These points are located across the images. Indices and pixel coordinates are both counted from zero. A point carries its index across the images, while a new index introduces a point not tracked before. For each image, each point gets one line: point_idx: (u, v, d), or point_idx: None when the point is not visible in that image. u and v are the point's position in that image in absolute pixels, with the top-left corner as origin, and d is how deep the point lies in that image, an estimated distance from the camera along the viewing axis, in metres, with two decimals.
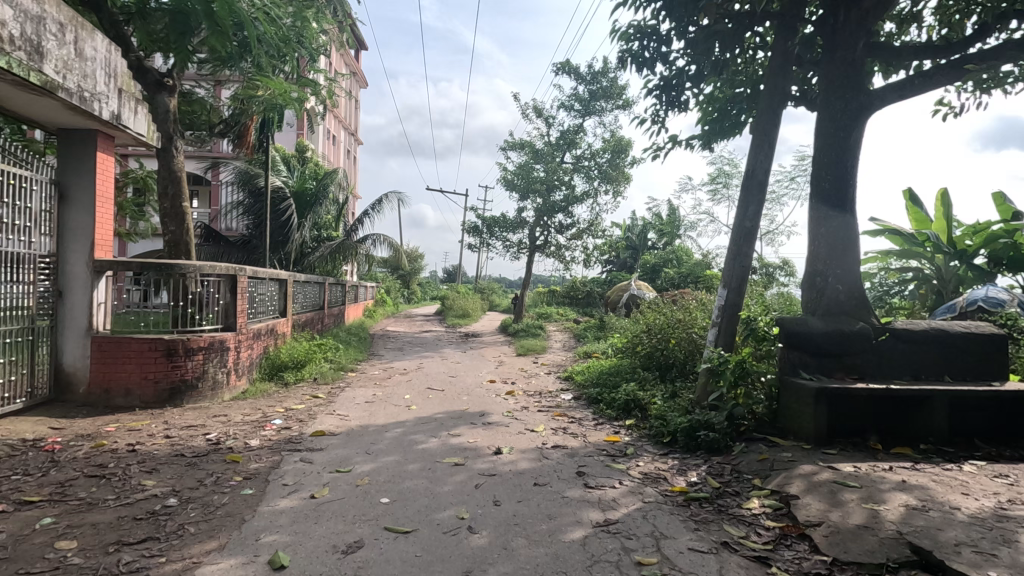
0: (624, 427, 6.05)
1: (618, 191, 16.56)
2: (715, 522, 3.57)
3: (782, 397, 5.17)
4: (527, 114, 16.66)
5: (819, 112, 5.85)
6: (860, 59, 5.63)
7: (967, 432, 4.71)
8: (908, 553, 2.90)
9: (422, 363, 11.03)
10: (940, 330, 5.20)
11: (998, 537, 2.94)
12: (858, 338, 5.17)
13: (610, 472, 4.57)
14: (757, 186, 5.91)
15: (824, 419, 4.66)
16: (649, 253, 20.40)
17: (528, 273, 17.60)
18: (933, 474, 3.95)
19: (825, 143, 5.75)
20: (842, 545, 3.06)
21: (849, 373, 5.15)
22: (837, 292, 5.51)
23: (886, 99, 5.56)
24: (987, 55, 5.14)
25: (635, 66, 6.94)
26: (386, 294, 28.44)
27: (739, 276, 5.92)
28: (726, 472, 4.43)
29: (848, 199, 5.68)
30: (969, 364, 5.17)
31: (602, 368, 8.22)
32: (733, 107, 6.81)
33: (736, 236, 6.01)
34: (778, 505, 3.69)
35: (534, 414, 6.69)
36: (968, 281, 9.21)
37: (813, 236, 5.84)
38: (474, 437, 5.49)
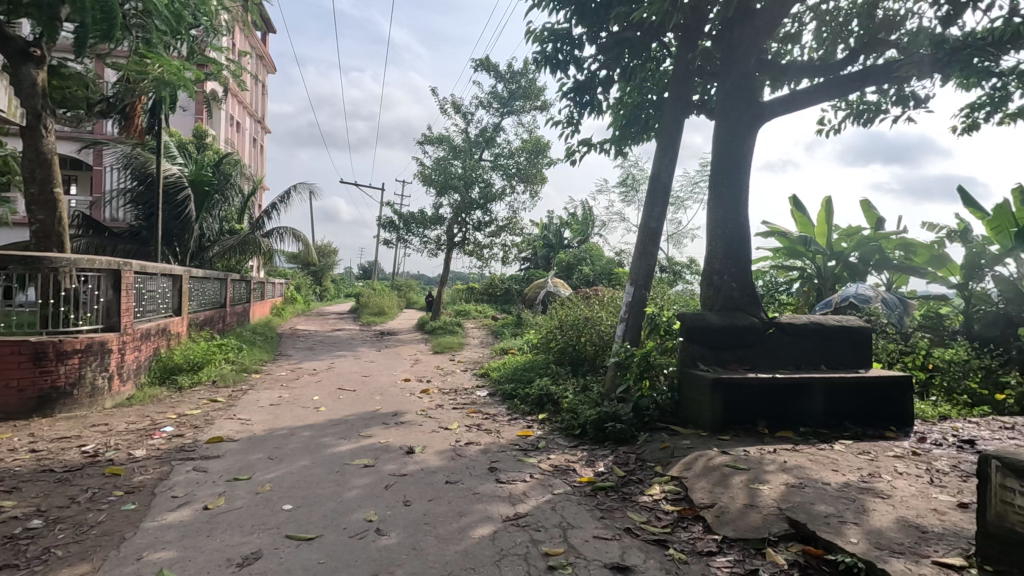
0: (537, 421, 6.18)
1: (535, 191, 16.81)
2: (619, 509, 3.73)
3: (683, 388, 5.49)
4: (446, 110, 16.47)
5: (717, 121, 6.26)
6: (752, 73, 6.10)
7: (839, 414, 5.25)
8: (787, 527, 3.18)
9: (334, 362, 10.64)
10: (819, 324, 5.73)
11: (859, 507, 3.30)
12: (749, 331, 5.59)
13: (523, 466, 4.64)
14: (662, 190, 6.23)
15: (719, 408, 5.02)
16: (565, 252, 20.91)
17: (446, 271, 17.46)
18: (809, 454, 4.37)
19: (723, 150, 6.18)
20: (731, 523, 3.30)
21: (742, 363, 5.57)
22: (731, 289, 5.94)
23: (774, 111, 6.06)
24: (857, 77, 5.73)
25: (549, 67, 7.07)
26: (296, 291, 27.07)
27: (646, 274, 6.21)
28: (631, 461, 4.65)
29: (741, 202, 6.13)
30: (843, 353, 5.73)
31: (517, 364, 8.33)
32: (641, 113, 7.11)
33: (643, 236, 6.29)
34: (677, 490, 3.93)
35: (449, 411, 6.65)
36: (842, 279, 10.24)
37: (711, 237, 6.25)
38: (386, 438, 5.36)
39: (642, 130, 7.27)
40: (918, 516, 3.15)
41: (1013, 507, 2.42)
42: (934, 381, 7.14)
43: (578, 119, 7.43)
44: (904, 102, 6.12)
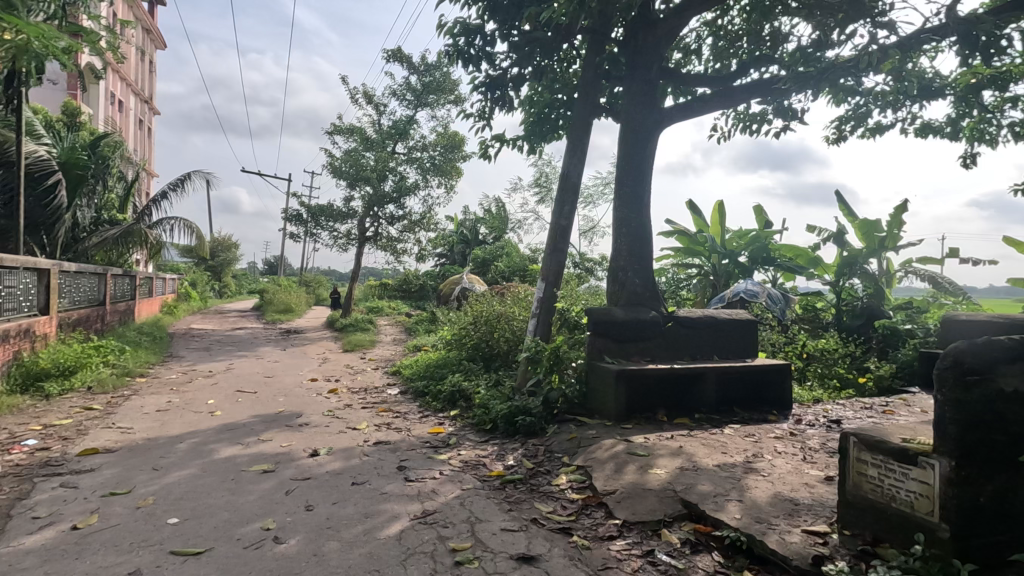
0: (448, 418, 6.15)
1: (450, 185, 16.67)
2: (526, 501, 3.81)
3: (589, 380, 5.69)
4: (357, 99, 15.90)
5: (622, 123, 6.53)
6: (653, 80, 6.45)
7: (729, 401, 5.68)
8: (680, 508, 3.39)
9: (233, 363, 9.96)
10: (712, 318, 6.15)
11: (744, 485, 3.59)
12: (650, 325, 5.89)
13: (432, 463, 4.60)
14: (571, 189, 6.41)
15: (622, 398, 5.26)
16: (481, 247, 20.94)
17: (358, 266, 16.89)
18: (702, 438, 4.69)
19: (628, 152, 6.46)
20: (631, 507, 3.47)
21: (644, 355, 5.87)
22: (635, 285, 6.23)
23: (673, 117, 6.42)
24: (747, 89, 6.20)
25: (462, 61, 7.03)
26: (192, 287, 25.05)
27: (555, 271, 6.36)
28: (539, 453, 4.76)
29: (644, 203, 6.45)
30: (733, 343, 6.20)
31: (430, 360, 8.24)
32: (551, 112, 7.27)
33: (554, 233, 6.44)
34: (582, 479, 4.07)
35: (358, 411, 6.45)
36: (734, 276, 11.05)
37: (616, 235, 6.51)
38: (289, 441, 5.10)
39: (553, 128, 7.42)
40: (792, 490, 3.48)
41: (867, 477, 2.74)
42: (809, 367, 7.93)
43: (491, 115, 7.45)
44: (785, 114, 6.71)
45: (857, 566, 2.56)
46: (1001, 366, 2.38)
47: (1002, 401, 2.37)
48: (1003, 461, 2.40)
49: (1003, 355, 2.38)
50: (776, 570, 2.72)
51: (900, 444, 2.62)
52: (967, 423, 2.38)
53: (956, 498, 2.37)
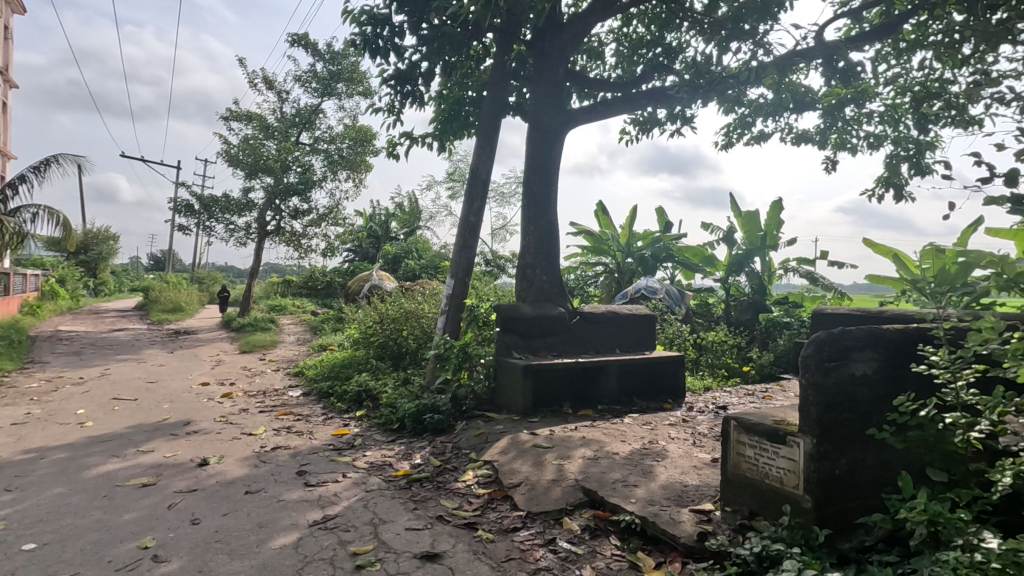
0: (354, 419, 5.96)
1: (359, 179, 16.10)
2: (432, 499, 3.79)
3: (498, 376, 5.75)
4: (256, 85, 14.90)
5: (530, 123, 6.66)
6: (560, 82, 6.62)
7: (629, 392, 5.98)
8: (581, 496, 3.53)
9: (110, 368, 9.01)
10: (614, 312, 6.43)
11: (640, 471, 3.80)
12: (557, 321, 6.07)
13: (335, 466, 4.43)
14: (480, 185, 6.44)
15: (529, 392, 5.39)
16: (391, 244, 20.42)
17: (257, 262, 15.88)
18: (604, 428, 4.90)
19: (535, 151, 6.60)
20: (535, 499, 3.56)
21: (550, 350, 6.03)
22: (542, 281, 6.39)
23: (578, 119, 6.65)
24: (646, 96, 6.54)
25: (369, 52, 6.81)
26: (59, 283, 22.31)
27: (464, 267, 6.36)
28: (447, 450, 4.74)
29: (551, 201, 6.61)
30: (633, 337, 6.52)
31: (335, 360, 7.93)
32: (461, 109, 7.25)
33: (463, 229, 6.43)
34: (488, 473, 4.11)
35: (254, 415, 6.07)
36: (636, 273, 11.63)
37: (524, 233, 6.63)
38: (174, 451, 4.70)
39: (463, 126, 7.39)
40: (682, 473, 3.73)
41: (745, 457, 3.01)
42: (702, 358, 8.54)
43: (401, 109, 7.28)
44: (680, 121, 7.14)
45: (735, 539, 2.79)
46: (853, 352, 2.69)
47: (854, 383, 2.69)
48: (855, 437, 2.71)
49: (855, 343, 2.69)
50: (666, 549, 2.90)
51: (772, 426, 2.89)
52: (825, 404, 2.67)
53: (817, 471, 2.66)
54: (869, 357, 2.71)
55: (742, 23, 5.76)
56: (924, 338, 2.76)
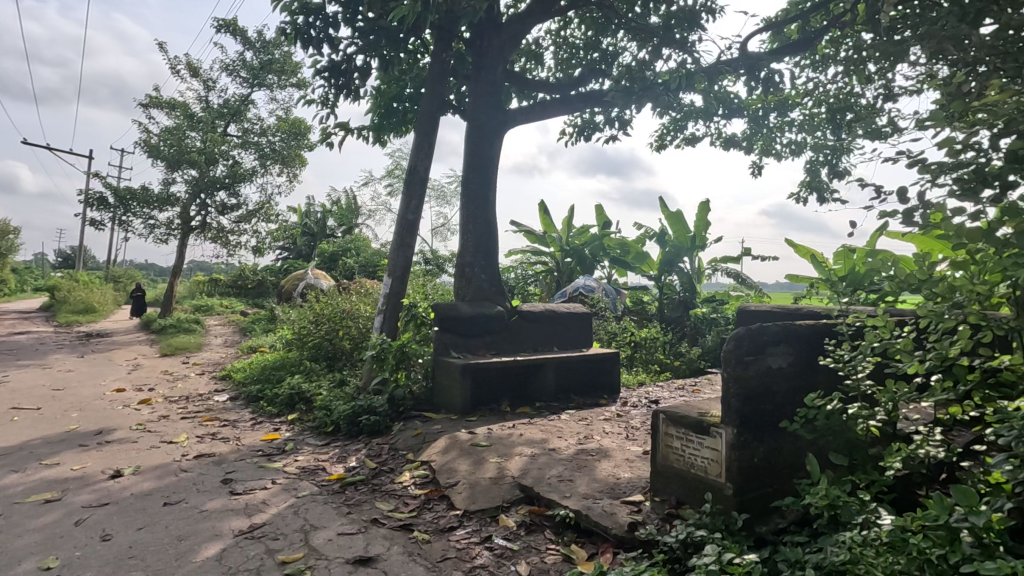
0: (285, 423, 5.74)
1: (293, 174, 15.51)
2: (366, 502, 3.72)
3: (436, 375, 5.71)
4: (178, 71, 14.03)
5: (469, 121, 6.65)
6: (499, 82, 6.65)
7: (566, 388, 6.09)
8: (518, 493, 3.56)
9: (8, 375, 8.22)
10: (552, 311, 6.52)
11: (576, 466, 3.88)
12: (495, 319, 6.10)
13: (263, 472, 4.25)
14: (419, 182, 6.36)
15: (468, 390, 5.39)
16: (328, 241, 19.80)
17: (180, 259, 14.96)
18: (541, 425, 4.97)
19: (474, 150, 6.60)
20: (472, 497, 3.56)
21: (489, 349, 6.05)
22: (481, 280, 6.40)
23: (517, 119, 6.71)
24: (583, 98, 6.68)
25: (301, 42, 6.57)
26: None
27: (402, 266, 6.27)
28: (383, 452, 4.65)
29: (490, 200, 6.63)
30: (572, 335, 6.64)
31: (266, 362, 7.61)
32: (398, 105, 7.14)
33: (400, 227, 6.33)
34: (425, 474, 4.08)
35: (176, 422, 5.73)
36: (575, 272, 11.85)
37: (463, 231, 6.62)
38: (83, 463, 4.36)
39: (401, 122, 7.28)
40: (615, 467, 3.85)
41: (672, 449, 3.15)
42: (636, 354, 8.83)
43: (335, 103, 7.07)
44: (616, 124, 7.33)
45: (663, 527, 2.91)
46: (770, 346, 2.87)
47: (771, 375, 2.87)
48: (771, 426, 2.89)
49: (771, 338, 2.87)
50: (598, 540, 2.98)
51: (698, 418, 3.04)
52: (744, 396, 2.84)
53: (737, 460, 2.82)
54: (784, 351, 2.90)
55: (673, 31, 5.99)
56: (832, 333, 2.98)
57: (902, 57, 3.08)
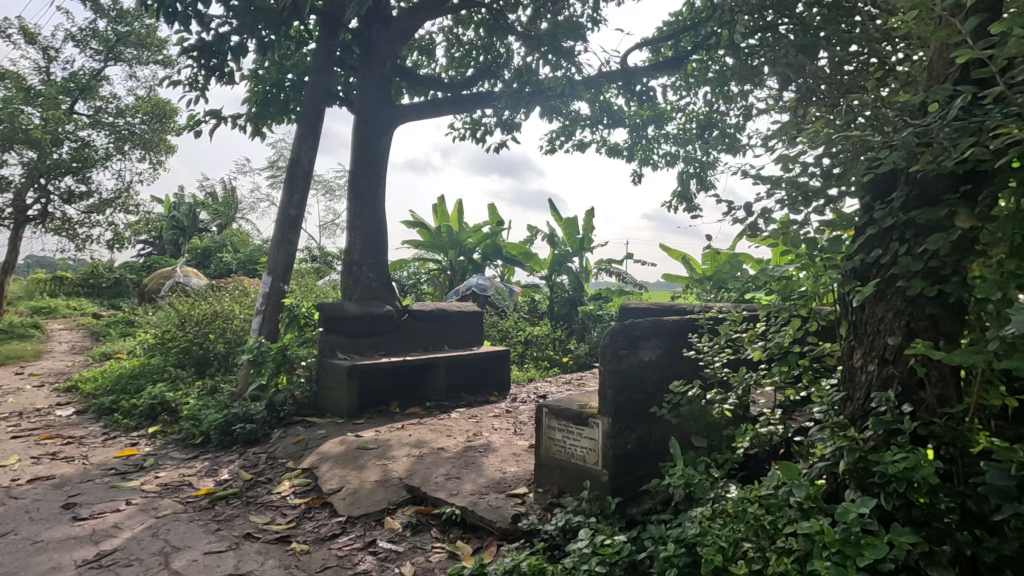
0: (145, 436, 5.18)
1: (158, 161, 14.00)
2: (239, 516, 3.47)
3: (321, 378, 5.46)
4: (9, 36, 12.07)
5: (356, 115, 6.43)
6: (388, 76, 6.49)
7: (457, 387, 6.11)
8: (405, 494, 3.52)
9: None
10: (443, 310, 6.50)
11: (464, 463, 3.91)
12: (384, 319, 5.96)
13: (115, 493, 3.81)
14: (302, 175, 6.03)
15: (355, 393, 5.21)
16: (200, 236, 18.08)
17: (13, 253, 12.90)
18: (431, 424, 4.95)
19: (361, 144, 6.40)
20: (356, 502, 3.46)
21: (378, 349, 5.90)
22: (369, 279, 6.24)
23: (408, 115, 6.60)
24: (474, 98, 6.72)
25: (164, 15, 5.95)
26: None
27: (284, 264, 5.93)
28: (260, 462, 4.36)
29: (379, 196, 6.46)
30: (463, 334, 6.65)
31: (122, 370, 6.80)
32: (279, 93, 6.71)
33: (282, 222, 5.96)
34: (307, 481, 3.89)
35: (4, 442, 4.95)
36: (469, 271, 11.89)
37: (351, 228, 6.39)
38: None
39: (282, 111, 6.84)
40: (502, 461, 3.94)
41: (555, 440, 3.29)
42: (527, 351, 9.08)
43: (205, 86, 6.49)
44: (506, 126, 7.46)
45: (545, 515, 3.02)
46: (641, 340, 3.09)
47: (642, 367, 3.10)
48: (642, 414, 3.12)
49: (642, 333, 3.09)
50: (484, 535, 3.03)
51: (578, 410, 3.21)
52: (618, 387, 3.03)
53: (612, 447, 3.01)
54: (654, 344, 3.14)
55: (559, 40, 6.22)
56: (694, 327, 3.27)
57: (759, 80, 3.43)
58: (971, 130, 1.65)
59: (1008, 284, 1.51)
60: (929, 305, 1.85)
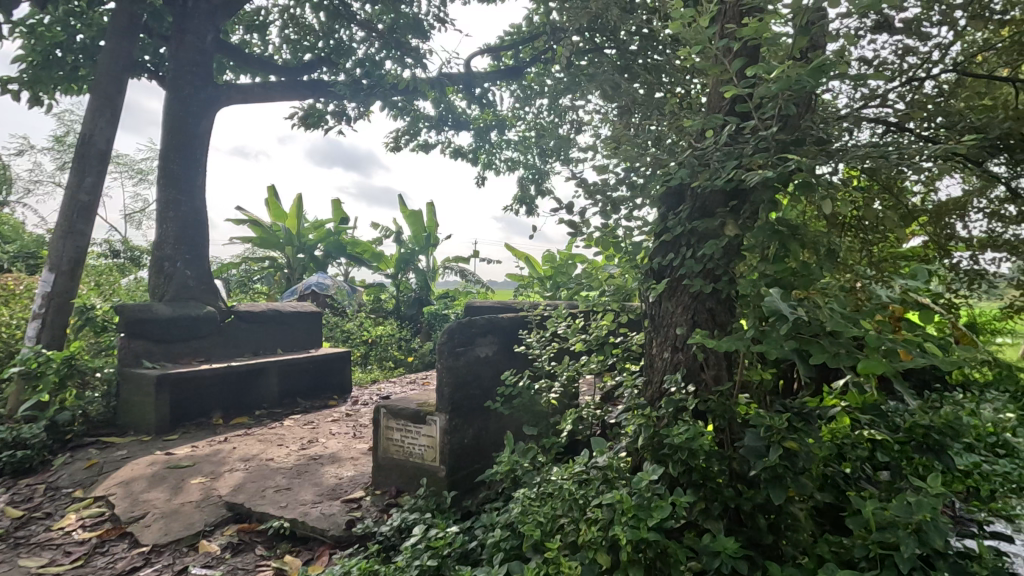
0: None
1: None
2: (3, 564, 2.87)
3: (122, 391, 4.74)
4: None
5: (168, 92, 5.69)
6: (209, 52, 5.83)
7: (292, 392, 5.73)
8: (225, 512, 3.21)
9: None
10: (276, 310, 6.03)
11: (295, 473, 3.69)
12: (203, 322, 5.35)
13: None
14: (96, 155, 5.15)
15: (166, 406, 4.60)
16: None
17: None
18: (259, 435, 4.57)
19: (175, 124, 5.69)
20: (164, 528, 3.07)
21: (196, 356, 5.29)
22: (185, 277, 5.58)
23: (232, 97, 6.00)
24: (310, 86, 6.33)
25: None
26: None
27: (72, 259, 5.00)
28: (36, 494, 3.65)
29: (197, 184, 5.78)
30: (299, 336, 6.24)
31: None
32: (66, 55, 5.65)
33: (69, 208, 5.04)
34: (100, 511, 3.34)
35: None
36: (308, 269, 11.17)
37: (161, 219, 5.64)
38: None
39: (70, 77, 5.77)
40: (338, 467, 3.78)
41: (393, 440, 3.25)
42: (371, 352, 8.83)
43: None
44: (348, 119, 7.18)
45: (380, 517, 2.97)
46: (477, 338, 3.19)
47: (478, 363, 3.20)
48: (479, 409, 3.23)
49: (478, 330, 3.19)
50: (315, 545, 2.88)
51: (416, 408, 3.21)
52: (455, 384, 3.10)
53: (449, 442, 3.07)
54: (490, 341, 3.26)
55: (400, 37, 6.15)
56: (527, 323, 3.47)
57: (585, 97, 3.72)
58: (732, 155, 1.99)
59: (760, 282, 1.86)
60: (709, 300, 2.20)
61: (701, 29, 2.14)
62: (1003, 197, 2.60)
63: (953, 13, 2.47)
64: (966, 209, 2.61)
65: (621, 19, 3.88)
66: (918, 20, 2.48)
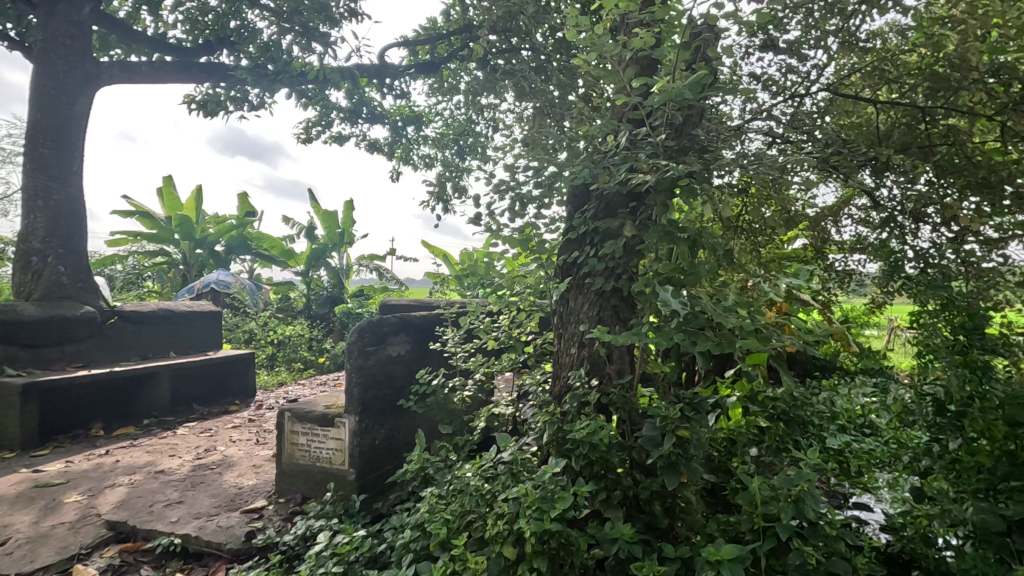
0: None
1: None
2: None
3: None
4: None
5: (36, 66, 5.09)
6: (86, 24, 5.16)
7: (186, 398, 5.32)
8: (105, 532, 2.92)
9: None
10: (168, 310, 5.56)
11: (189, 484, 3.43)
12: (80, 323, 4.80)
13: None
14: None
15: (34, 418, 4.09)
16: None
17: None
18: (148, 445, 4.20)
19: (45, 103, 5.09)
20: (30, 553, 2.73)
21: (72, 361, 4.75)
22: (57, 273, 5.01)
23: (114, 76, 5.40)
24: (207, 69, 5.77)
25: None
26: None
27: None
28: None
29: (71, 171, 5.20)
30: (194, 337, 5.80)
31: None
32: None
33: None
34: None
35: None
36: (208, 265, 10.42)
37: (26, 209, 5.02)
38: None
39: None
40: (239, 475, 3.57)
41: (299, 445, 3.12)
42: (279, 353, 8.39)
43: None
44: (251, 106, 6.73)
45: (284, 526, 2.83)
46: (389, 336, 3.12)
47: (390, 362, 3.13)
48: (391, 409, 3.16)
49: (389, 328, 3.13)
50: (210, 561, 2.70)
51: (322, 411, 3.09)
52: (365, 383, 3.02)
53: (359, 446, 2.98)
54: (401, 340, 3.20)
55: (308, 21, 5.84)
56: (441, 321, 3.44)
57: (501, 96, 3.74)
58: (631, 159, 2.08)
59: (655, 279, 1.96)
60: (612, 297, 2.30)
61: (604, 35, 2.21)
62: (868, 205, 2.92)
63: (827, 39, 2.74)
64: (841, 215, 2.90)
65: (536, 21, 3.94)
66: (799, 42, 2.72)
